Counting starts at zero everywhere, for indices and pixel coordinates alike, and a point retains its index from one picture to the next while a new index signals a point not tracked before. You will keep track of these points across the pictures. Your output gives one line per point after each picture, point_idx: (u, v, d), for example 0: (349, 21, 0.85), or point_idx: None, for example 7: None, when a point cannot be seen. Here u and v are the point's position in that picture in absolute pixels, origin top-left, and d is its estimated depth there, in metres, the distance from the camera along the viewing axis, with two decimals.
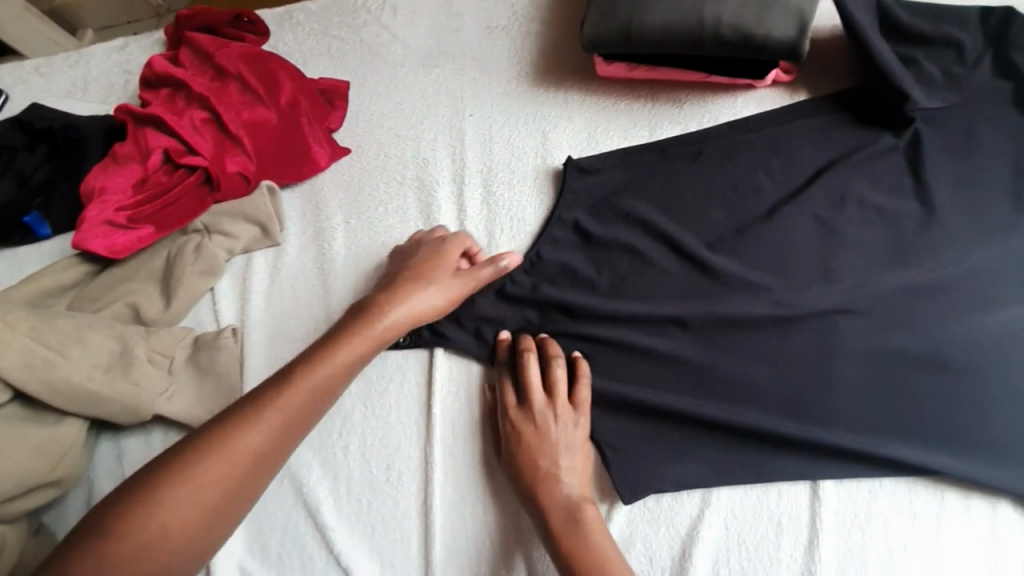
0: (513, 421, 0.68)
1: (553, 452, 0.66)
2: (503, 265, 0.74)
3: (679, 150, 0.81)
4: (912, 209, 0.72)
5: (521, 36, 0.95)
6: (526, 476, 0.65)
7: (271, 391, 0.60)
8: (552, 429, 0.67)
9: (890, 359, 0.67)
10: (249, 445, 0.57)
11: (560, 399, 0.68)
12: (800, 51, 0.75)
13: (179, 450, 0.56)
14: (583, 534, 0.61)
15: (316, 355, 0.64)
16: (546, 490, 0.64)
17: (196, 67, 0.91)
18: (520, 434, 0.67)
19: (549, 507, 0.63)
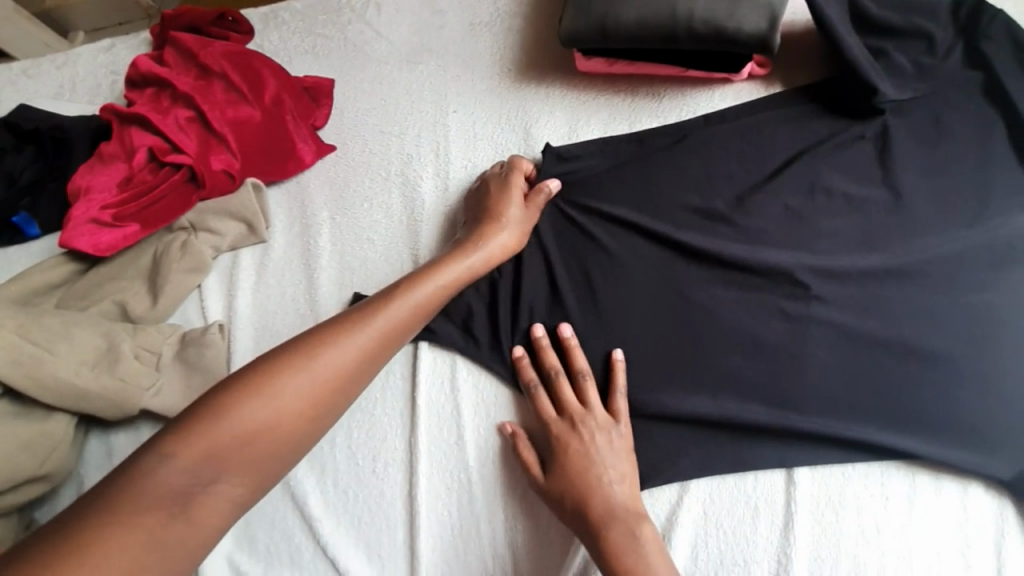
0: (557, 431, 0.68)
1: (598, 462, 0.65)
2: (552, 189, 0.78)
3: (657, 143, 0.82)
4: (884, 198, 0.73)
5: (503, 32, 0.96)
6: (577, 487, 0.64)
7: (361, 316, 0.62)
8: (595, 435, 0.67)
9: (864, 345, 0.68)
10: (343, 363, 0.58)
11: (600, 411, 0.68)
12: (772, 44, 0.76)
13: (266, 363, 0.56)
14: (637, 546, 0.60)
15: (401, 286, 0.66)
16: (598, 501, 0.63)
17: (181, 65, 0.92)
18: (564, 442, 0.67)
19: (602, 517, 0.62)
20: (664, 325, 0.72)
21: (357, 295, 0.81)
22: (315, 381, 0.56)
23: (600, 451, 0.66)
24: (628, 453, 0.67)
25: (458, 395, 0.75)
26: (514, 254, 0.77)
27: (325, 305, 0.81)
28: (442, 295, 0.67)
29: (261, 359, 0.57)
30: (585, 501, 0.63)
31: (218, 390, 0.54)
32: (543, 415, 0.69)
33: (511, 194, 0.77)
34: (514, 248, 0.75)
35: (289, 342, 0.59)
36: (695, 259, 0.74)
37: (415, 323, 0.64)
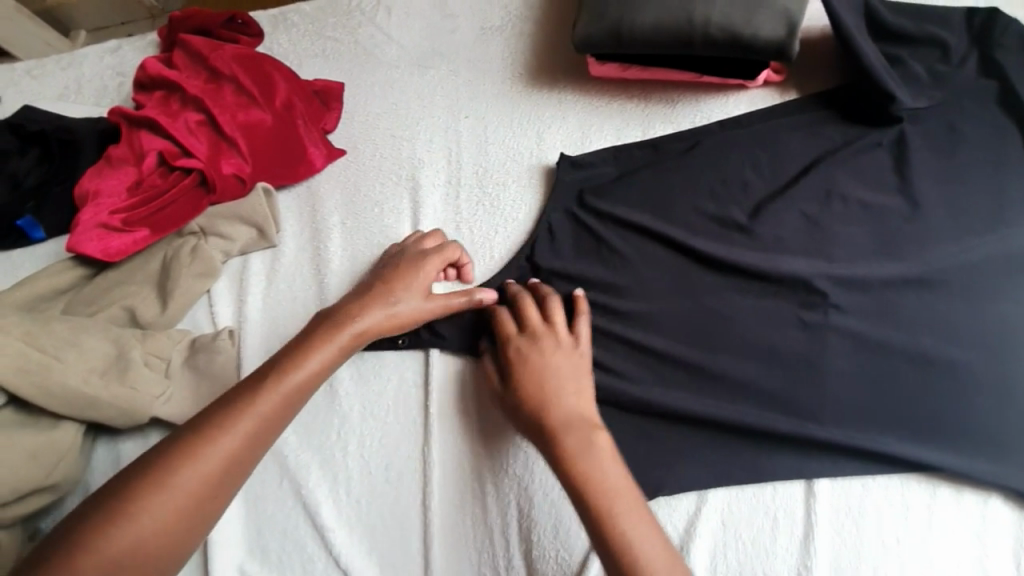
0: (517, 348, 0.68)
1: (556, 375, 0.66)
2: (477, 299, 0.71)
3: (671, 148, 0.82)
4: (901, 205, 0.73)
5: (515, 36, 0.95)
6: (534, 403, 0.64)
7: (235, 404, 0.58)
8: (555, 355, 0.67)
9: (882, 355, 0.68)
10: (206, 469, 0.55)
11: (560, 328, 0.69)
12: (789, 50, 0.75)
13: (128, 482, 0.54)
14: (594, 459, 0.60)
15: (268, 374, 0.61)
16: (556, 416, 0.63)
17: (191, 68, 0.91)
18: (522, 358, 0.67)
19: (560, 433, 0.62)
20: (679, 331, 0.72)
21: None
22: (177, 495, 0.54)
23: (558, 367, 0.66)
24: (585, 374, 0.67)
25: (471, 403, 0.75)
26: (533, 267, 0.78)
27: None
28: (319, 374, 0.63)
29: (135, 466, 0.55)
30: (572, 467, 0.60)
31: (85, 512, 0.53)
32: (505, 334, 0.70)
33: (418, 267, 0.71)
34: (400, 324, 0.68)
35: (148, 454, 0.56)
36: (710, 266, 0.74)
37: (302, 399, 0.61)
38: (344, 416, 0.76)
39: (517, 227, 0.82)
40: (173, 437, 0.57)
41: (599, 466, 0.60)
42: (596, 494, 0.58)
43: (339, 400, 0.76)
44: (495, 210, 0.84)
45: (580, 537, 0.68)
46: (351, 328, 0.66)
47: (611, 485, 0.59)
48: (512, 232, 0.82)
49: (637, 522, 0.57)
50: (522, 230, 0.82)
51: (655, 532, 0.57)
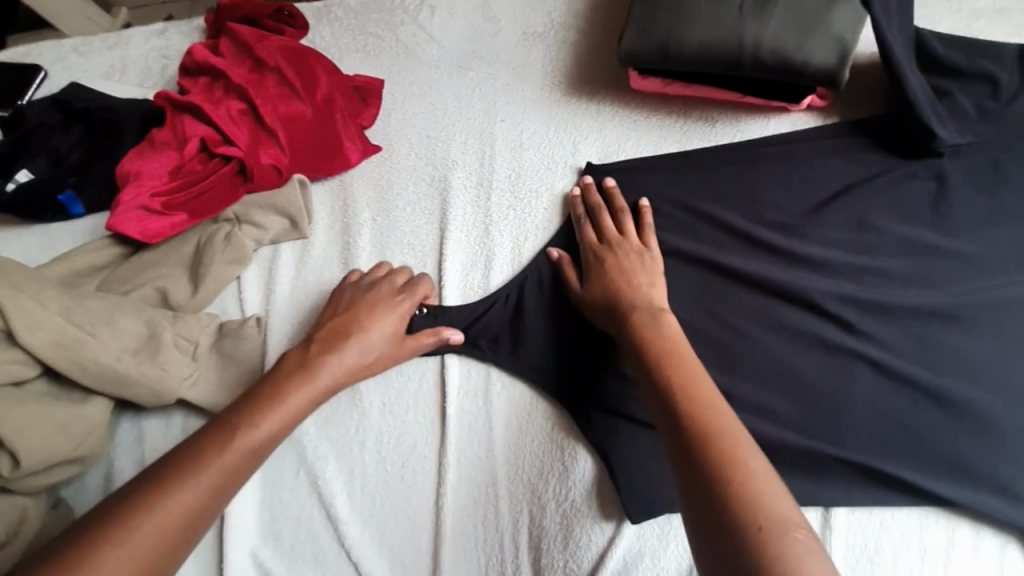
0: (595, 252, 0.74)
1: (631, 274, 0.70)
2: (445, 338, 0.74)
3: (707, 164, 0.81)
4: (938, 240, 0.72)
5: (556, 43, 0.95)
6: (608, 297, 0.69)
7: (207, 446, 0.59)
8: (629, 257, 0.72)
9: (909, 390, 0.66)
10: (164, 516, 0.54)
11: (632, 237, 0.74)
12: (839, 79, 0.75)
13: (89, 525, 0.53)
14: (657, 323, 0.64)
15: (233, 425, 0.61)
16: (625, 298, 0.68)
17: (235, 57, 0.93)
18: (608, 254, 0.73)
19: (629, 312, 0.66)
20: (702, 351, 0.71)
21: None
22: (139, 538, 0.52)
23: (632, 268, 0.71)
24: (660, 273, 0.71)
25: (491, 408, 0.75)
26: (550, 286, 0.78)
27: None
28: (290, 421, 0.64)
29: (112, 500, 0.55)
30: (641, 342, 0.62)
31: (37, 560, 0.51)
32: (586, 240, 0.76)
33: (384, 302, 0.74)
34: (377, 366, 0.73)
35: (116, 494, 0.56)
36: (739, 288, 0.73)
37: (276, 438, 0.63)
38: (364, 412, 0.76)
39: (546, 235, 0.82)
40: (151, 474, 0.57)
41: (658, 319, 0.64)
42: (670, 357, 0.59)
43: (360, 396, 0.77)
44: (526, 216, 0.84)
45: (590, 548, 0.68)
46: (312, 380, 0.67)
47: (670, 338, 0.62)
48: (541, 240, 0.82)
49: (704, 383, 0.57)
50: (541, 247, 0.82)
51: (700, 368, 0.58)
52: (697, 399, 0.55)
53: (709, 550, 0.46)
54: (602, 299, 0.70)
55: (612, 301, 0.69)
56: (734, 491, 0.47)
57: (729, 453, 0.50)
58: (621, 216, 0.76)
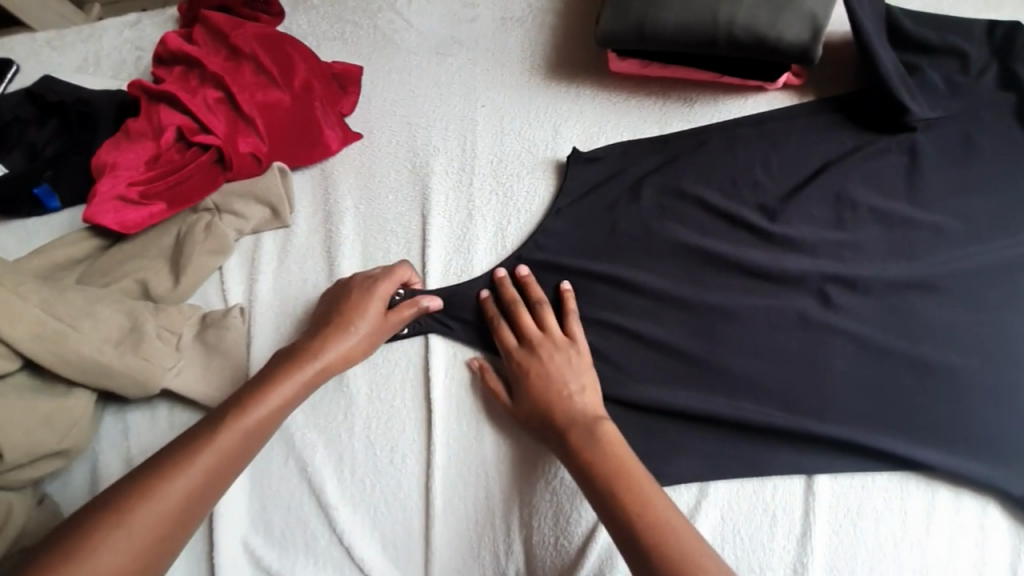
0: (517, 358, 0.71)
1: (559, 380, 0.68)
2: (425, 305, 0.75)
3: (685, 144, 0.82)
4: (911, 212, 0.73)
5: (535, 27, 0.95)
6: (539, 411, 0.67)
7: (177, 453, 0.60)
8: (555, 358, 0.70)
9: (885, 358, 0.68)
10: (164, 506, 0.56)
11: (555, 333, 0.71)
12: (812, 54, 0.76)
13: (79, 524, 0.55)
14: (601, 442, 0.62)
15: (200, 434, 0.61)
16: (560, 417, 0.65)
17: (211, 45, 0.92)
18: (528, 358, 0.70)
19: (569, 433, 0.64)
20: (684, 327, 0.72)
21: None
22: (109, 553, 0.53)
23: (559, 371, 0.68)
24: (590, 369, 0.69)
25: (479, 392, 0.75)
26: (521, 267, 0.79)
27: None
28: (285, 402, 0.66)
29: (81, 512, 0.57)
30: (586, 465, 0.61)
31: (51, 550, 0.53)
32: (505, 347, 0.72)
33: (371, 293, 0.74)
34: (360, 354, 0.72)
35: (101, 495, 0.57)
36: (720, 263, 0.74)
37: (251, 443, 0.62)
38: (351, 398, 0.76)
39: (527, 217, 0.83)
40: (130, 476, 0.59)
41: (599, 436, 0.63)
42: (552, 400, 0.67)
43: (348, 381, 0.77)
44: (507, 200, 0.84)
45: (580, 524, 0.68)
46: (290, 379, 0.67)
47: (621, 459, 0.60)
48: (524, 222, 0.82)
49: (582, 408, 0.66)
50: (522, 228, 0.82)
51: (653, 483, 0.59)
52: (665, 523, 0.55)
53: None
54: (536, 416, 0.67)
55: (547, 417, 0.66)
56: None
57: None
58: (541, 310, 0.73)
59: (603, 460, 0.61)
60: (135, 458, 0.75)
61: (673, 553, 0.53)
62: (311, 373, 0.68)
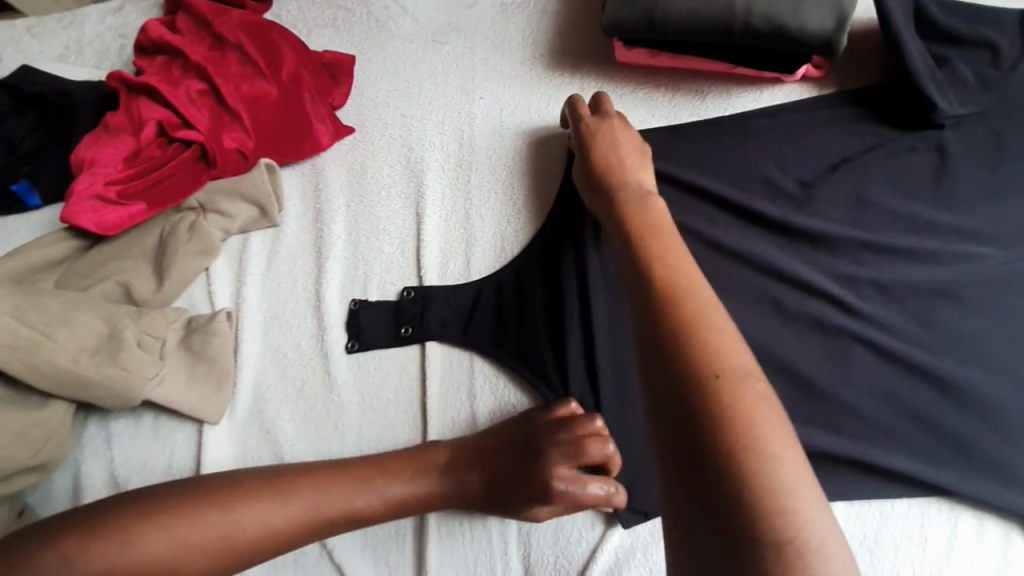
0: (586, 125, 0.72)
1: (619, 153, 0.68)
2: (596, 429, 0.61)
3: (697, 140, 0.77)
4: (938, 217, 0.69)
5: (537, 13, 0.90)
6: (595, 165, 0.68)
7: (281, 480, 0.59)
8: (622, 137, 0.70)
9: (910, 374, 0.63)
10: (239, 533, 0.55)
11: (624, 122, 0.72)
12: (836, 46, 0.71)
13: (167, 499, 0.56)
14: (644, 200, 0.61)
15: (307, 478, 0.60)
16: (613, 174, 0.66)
17: (194, 34, 0.87)
18: (616, 162, 0.68)
19: (617, 186, 0.64)
20: None
21: (361, 298, 0.77)
22: (171, 540, 0.54)
23: (621, 146, 0.69)
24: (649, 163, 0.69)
25: (475, 401, 0.71)
26: (529, 269, 0.76)
27: (332, 303, 0.77)
28: (395, 506, 0.61)
29: (166, 485, 0.58)
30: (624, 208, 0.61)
31: (106, 523, 0.53)
32: (578, 114, 0.74)
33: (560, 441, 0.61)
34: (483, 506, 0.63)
35: (202, 480, 0.59)
36: (732, 268, 0.70)
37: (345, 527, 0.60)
38: (342, 407, 0.72)
39: (530, 218, 0.78)
40: (231, 478, 0.59)
41: (648, 203, 0.61)
42: (646, 236, 0.55)
43: (337, 390, 0.73)
44: (507, 199, 0.80)
45: (581, 544, 0.66)
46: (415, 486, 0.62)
47: (657, 217, 0.59)
48: (524, 224, 0.78)
49: (680, 259, 0.52)
50: (522, 231, 0.78)
51: (682, 245, 0.55)
52: (671, 259, 0.52)
53: (651, 381, 0.44)
54: (586, 172, 0.68)
55: (599, 170, 0.67)
56: (683, 314, 0.46)
57: (693, 304, 0.47)
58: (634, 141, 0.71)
59: (642, 211, 0.59)
60: (117, 468, 0.72)
61: (665, 271, 0.50)
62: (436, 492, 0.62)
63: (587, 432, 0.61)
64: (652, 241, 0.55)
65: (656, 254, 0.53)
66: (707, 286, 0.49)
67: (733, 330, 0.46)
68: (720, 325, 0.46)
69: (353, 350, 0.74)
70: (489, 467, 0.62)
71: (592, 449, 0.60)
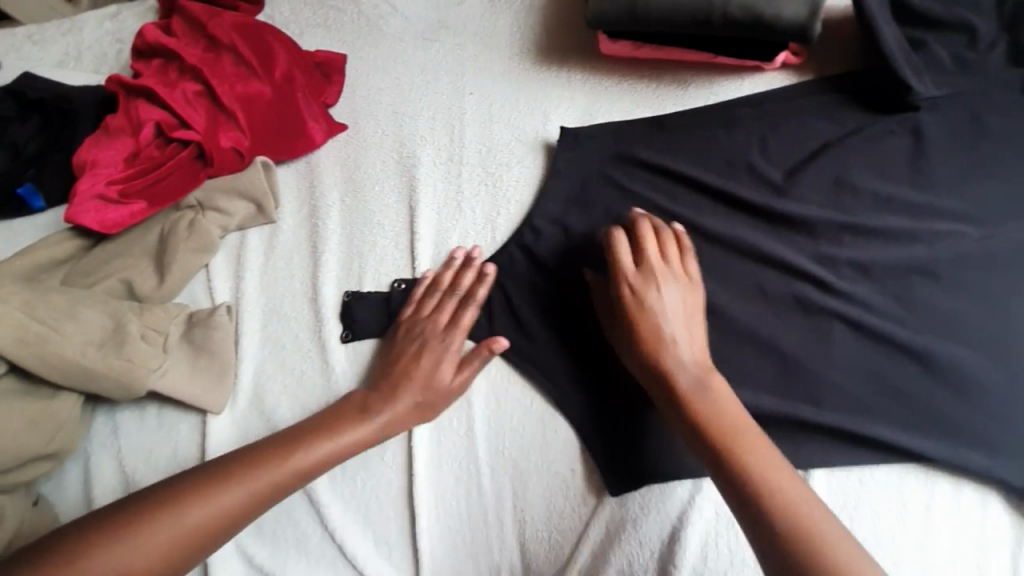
0: (630, 288, 0.67)
1: (669, 318, 0.65)
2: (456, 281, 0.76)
3: (680, 129, 0.79)
4: (916, 197, 0.70)
5: (524, 9, 0.92)
6: (648, 342, 0.64)
7: (209, 474, 0.63)
8: (678, 281, 0.67)
9: (889, 350, 0.65)
10: (181, 530, 0.59)
11: (666, 261, 0.68)
12: (812, 32, 0.73)
13: (105, 520, 0.59)
14: (707, 390, 0.61)
15: (237, 464, 0.64)
16: (671, 347, 0.63)
17: (189, 37, 0.90)
18: (677, 331, 0.64)
19: (677, 373, 0.62)
20: None
21: (357, 290, 0.79)
22: (120, 555, 0.57)
23: (671, 305, 0.65)
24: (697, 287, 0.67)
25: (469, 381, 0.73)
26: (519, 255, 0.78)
27: (328, 296, 0.79)
28: (324, 462, 0.66)
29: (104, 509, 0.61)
30: (699, 426, 0.59)
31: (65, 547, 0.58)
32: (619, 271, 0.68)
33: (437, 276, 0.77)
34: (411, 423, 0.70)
35: (136, 494, 0.62)
36: (715, 252, 0.72)
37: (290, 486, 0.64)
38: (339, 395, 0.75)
39: (520, 209, 0.80)
40: (163, 486, 0.62)
41: (711, 388, 0.61)
42: (727, 442, 0.57)
43: (334, 379, 0.75)
44: (497, 191, 0.82)
45: (573, 518, 0.69)
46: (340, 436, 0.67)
47: (730, 406, 0.60)
48: (514, 215, 0.80)
49: (759, 447, 0.57)
50: (512, 222, 0.80)
51: (743, 416, 0.60)
52: (746, 449, 0.57)
53: None
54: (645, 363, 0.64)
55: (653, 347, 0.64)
56: (794, 538, 0.52)
57: (794, 509, 0.53)
58: (677, 270, 0.67)
59: (714, 408, 0.59)
60: (124, 457, 0.74)
61: (759, 479, 0.55)
62: (363, 435, 0.68)
63: (462, 274, 0.76)
64: (725, 435, 0.58)
65: (746, 461, 0.56)
66: (766, 441, 0.58)
67: (810, 501, 0.54)
68: (823, 530, 0.52)
69: (349, 340, 0.77)
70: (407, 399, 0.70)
71: (475, 288, 0.75)
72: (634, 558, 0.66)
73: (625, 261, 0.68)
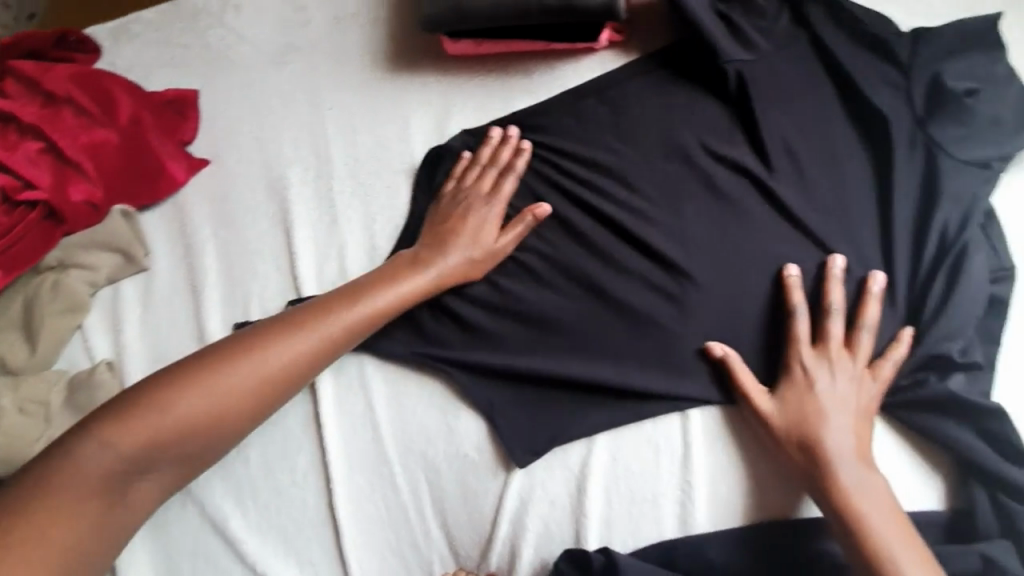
0: (805, 365, 0.67)
1: (817, 407, 0.65)
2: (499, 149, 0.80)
3: (528, 115, 0.82)
4: (745, 142, 0.76)
5: (369, 19, 0.93)
6: (795, 433, 0.65)
7: (99, 425, 0.65)
8: (836, 360, 0.66)
9: (742, 287, 0.71)
10: (79, 486, 0.63)
11: (842, 338, 0.67)
12: (617, 10, 0.79)
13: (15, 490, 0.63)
14: (862, 476, 0.62)
15: (125, 412, 0.65)
16: (808, 436, 0.64)
17: (24, 96, 0.86)
18: (793, 423, 0.65)
19: (819, 452, 0.63)
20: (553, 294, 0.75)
21: (244, 321, 0.79)
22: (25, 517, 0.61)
23: (832, 389, 0.65)
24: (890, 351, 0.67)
25: (369, 391, 0.74)
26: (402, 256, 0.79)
27: (215, 333, 0.78)
28: (208, 407, 0.66)
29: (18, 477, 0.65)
30: (845, 512, 0.61)
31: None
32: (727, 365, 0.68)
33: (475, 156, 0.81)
34: (307, 361, 0.70)
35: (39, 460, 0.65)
36: (575, 224, 0.76)
37: (181, 433, 0.65)
38: None
39: (394, 215, 0.82)
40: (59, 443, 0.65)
41: (863, 474, 0.62)
42: (855, 513, 0.61)
43: None
44: (369, 201, 0.83)
45: (485, 498, 0.71)
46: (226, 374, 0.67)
47: (865, 473, 0.62)
48: (389, 222, 0.82)
49: (879, 506, 0.61)
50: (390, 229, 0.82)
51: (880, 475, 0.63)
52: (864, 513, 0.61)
53: None
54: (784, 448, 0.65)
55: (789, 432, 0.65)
56: None
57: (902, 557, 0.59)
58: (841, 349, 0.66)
59: (854, 484, 0.62)
60: None
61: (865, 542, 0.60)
62: (248, 373, 0.68)
63: (496, 151, 0.80)
64: (854, 501, 0.61)
65: (864, 521, 0.61)
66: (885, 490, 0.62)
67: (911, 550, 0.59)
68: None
69: None
70: (287, 333, 0.70)
71: (510, 159, 0.79)
72: (548, 523, 0.70)
73: (805, 340, 0.68)
